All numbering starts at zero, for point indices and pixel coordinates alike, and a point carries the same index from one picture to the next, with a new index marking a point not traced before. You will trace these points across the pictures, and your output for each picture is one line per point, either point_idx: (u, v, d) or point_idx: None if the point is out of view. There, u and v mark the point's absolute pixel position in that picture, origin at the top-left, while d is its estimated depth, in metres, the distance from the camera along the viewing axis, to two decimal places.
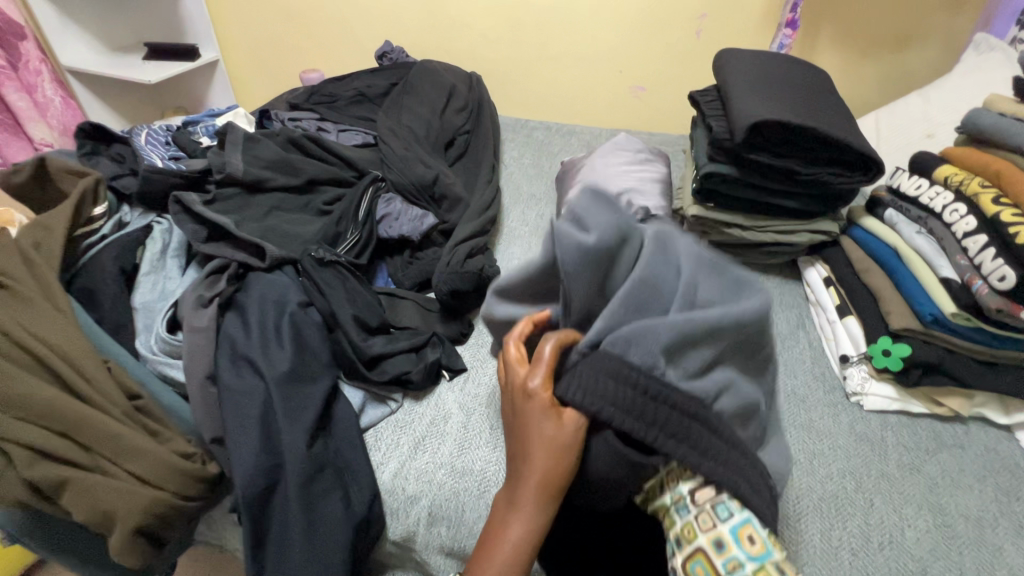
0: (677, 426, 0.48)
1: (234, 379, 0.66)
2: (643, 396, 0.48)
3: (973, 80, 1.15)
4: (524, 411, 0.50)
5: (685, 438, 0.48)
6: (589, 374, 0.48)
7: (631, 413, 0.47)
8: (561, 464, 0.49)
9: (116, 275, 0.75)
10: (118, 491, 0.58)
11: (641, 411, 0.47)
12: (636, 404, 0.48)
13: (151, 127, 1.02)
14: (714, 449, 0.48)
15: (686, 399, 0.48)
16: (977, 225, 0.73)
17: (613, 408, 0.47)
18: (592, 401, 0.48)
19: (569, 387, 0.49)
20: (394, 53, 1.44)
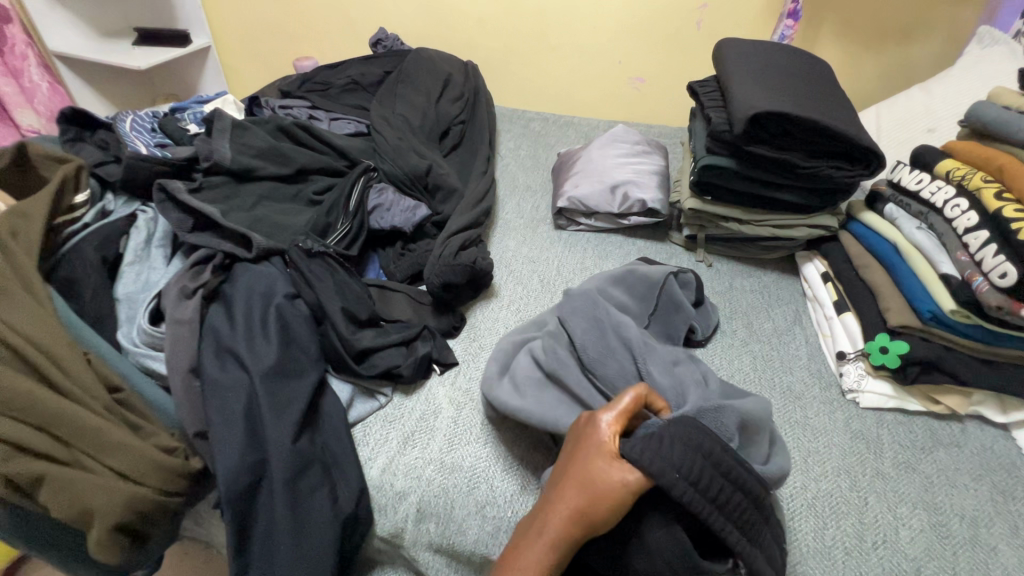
0: (736, 512, 0.50)
1: (219, 372, 0.65)
2: (713, 475, 0.50)
3: (977, 73, 1.13)
4: (587, 446, 0.52)
5: (736, 524, 0.50)
6: (673, 447, 0.49)
7: (695, 485, 0.49)
8: (607, 510, 0.48)
9: (98, 265, 0.73)
10: (96, 487, 0.56)
11: (703, 485, 0.49)
12: (706, 482, 0.49)
13: (137, 114, 0.99)
14: (751, 547, 0.50)
15: (750, 487, 0.51)
16: (978, 221, 0.72)
17: (681, 480, 0.48)
18: (664, 468, 0.48)
19: (645, 450, 0.49)
20: (389, 41, 1.42)
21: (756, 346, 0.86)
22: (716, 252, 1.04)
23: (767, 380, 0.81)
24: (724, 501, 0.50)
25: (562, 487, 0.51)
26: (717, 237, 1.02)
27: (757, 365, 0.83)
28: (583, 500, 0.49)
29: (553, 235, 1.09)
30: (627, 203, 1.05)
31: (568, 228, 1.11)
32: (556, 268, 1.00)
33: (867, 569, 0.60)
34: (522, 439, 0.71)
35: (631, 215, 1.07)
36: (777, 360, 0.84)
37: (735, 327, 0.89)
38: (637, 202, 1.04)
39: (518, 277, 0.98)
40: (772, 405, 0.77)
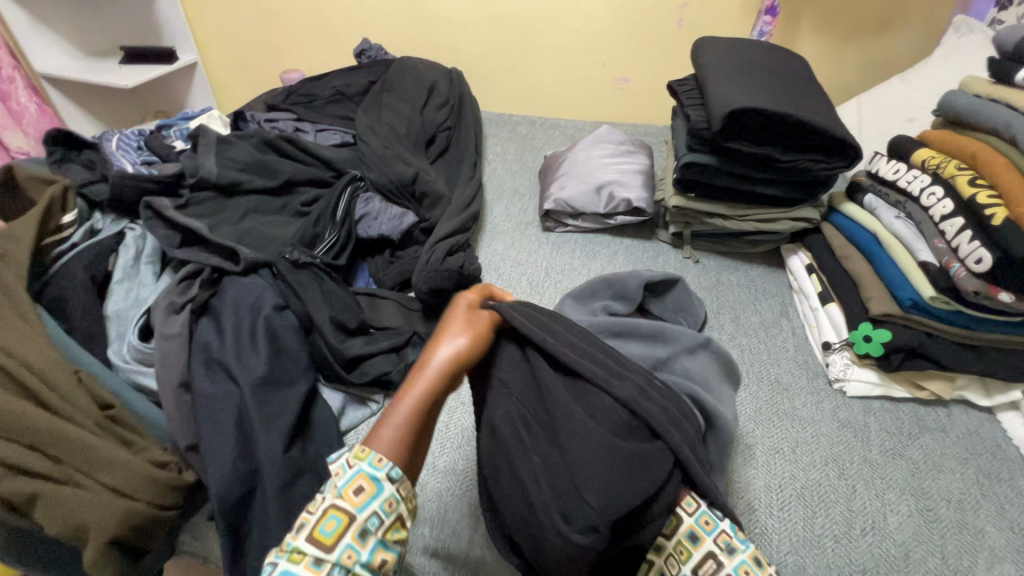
0: (637, 390, 0.51)
1: (209, 385, 0.66)
2: (601, 351, 0.55)
3: (953, 62, 1.15)
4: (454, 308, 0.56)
5: (615, 378, 0.52)
6: (535, 311, 0.57)
7: (575, 347, 0.53)
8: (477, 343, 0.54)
9: (87, 284, 0.73)
10: (93, 502, 0.57)
11: (584, 349, 0.54)
12: (610, 365, 0.53)
13: (123, 132, 1.00)
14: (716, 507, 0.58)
15: (655, 382, 0.54)
16: (954, 208, 0.73)
17: (547, 331, 0.54)
18: (524, 316, 0.55)
19: (509, 307, 0.56)
20: (372, 51, 1.43)
21: (744, 340, 0.87)
22: (701, 247, 1.05)
23: (754, 371, 0.81)
24: (613, 369, 0.52)
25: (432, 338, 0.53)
26: (703, 233, 1.03)
27: (744, 358, 0.84)
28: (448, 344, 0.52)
29: (541, 237, 1.10)
30: (612, 202, 1.06)
31: (556, 230, 1.12)
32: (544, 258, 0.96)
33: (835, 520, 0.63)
34: None
35: (616, 214, 1.08)
36: (764, 353, 0.85)
37: (722, 322, 0.90)
38: (621, 201, 1.05)
39: (506, 280, 0.99)
40: (759, 397, 0.78)
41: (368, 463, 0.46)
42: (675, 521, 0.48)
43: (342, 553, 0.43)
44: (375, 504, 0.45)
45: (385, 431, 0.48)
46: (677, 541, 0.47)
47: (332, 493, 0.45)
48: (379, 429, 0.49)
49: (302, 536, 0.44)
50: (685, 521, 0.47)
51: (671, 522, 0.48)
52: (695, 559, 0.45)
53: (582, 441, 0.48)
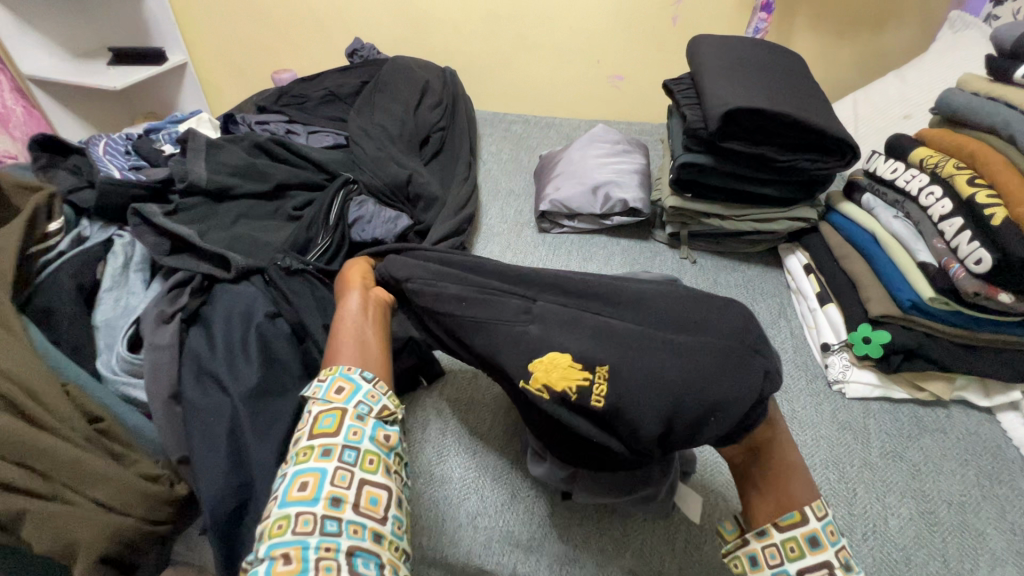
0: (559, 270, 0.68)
1: (200, 397, 0.64)
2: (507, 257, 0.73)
3: (948, 58, 1.15)
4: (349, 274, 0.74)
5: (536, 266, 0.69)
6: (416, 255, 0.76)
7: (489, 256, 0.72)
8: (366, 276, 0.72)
9: (74, 294, 0.72)
10: (81, 519, 0.56)
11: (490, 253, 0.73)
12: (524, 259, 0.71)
13: (110, 137, 0.98)
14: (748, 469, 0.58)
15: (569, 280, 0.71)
16: (953, 208, 0.72)
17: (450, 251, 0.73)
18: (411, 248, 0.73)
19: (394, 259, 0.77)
20: (365, 51, 1.41)
21: None
22: (699, 248, 1.05)
23: None
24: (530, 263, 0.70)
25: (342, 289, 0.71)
26: (700, 234, 1.02)
27: None
28: (356, 278, 0.71)
29: (537, 239, 1.09)
30: (608, 203, 1.05)
31: (552, 231, 1.11)
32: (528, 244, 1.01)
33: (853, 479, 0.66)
34: (511, 447, 0.72)
35: (613, 215, 1.07)
36: None
37: None
38: (618, 202, 1.04)
39: None
40: None
41: (339, 369, 0.56)
42: (798, 520, 0.50)
43: (347, 431, 0.51)
44: (358, 396, 0.54)
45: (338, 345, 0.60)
46: (794, 537, 0.49)
47: (319, 404, 0.54)
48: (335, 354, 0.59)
49: (306, 438, 0.52)
50: (809, 524, 0.50)
51: (790, 519, 0.50)
52: (812, 560, 0.48)
53: (553, 309, 0.57)
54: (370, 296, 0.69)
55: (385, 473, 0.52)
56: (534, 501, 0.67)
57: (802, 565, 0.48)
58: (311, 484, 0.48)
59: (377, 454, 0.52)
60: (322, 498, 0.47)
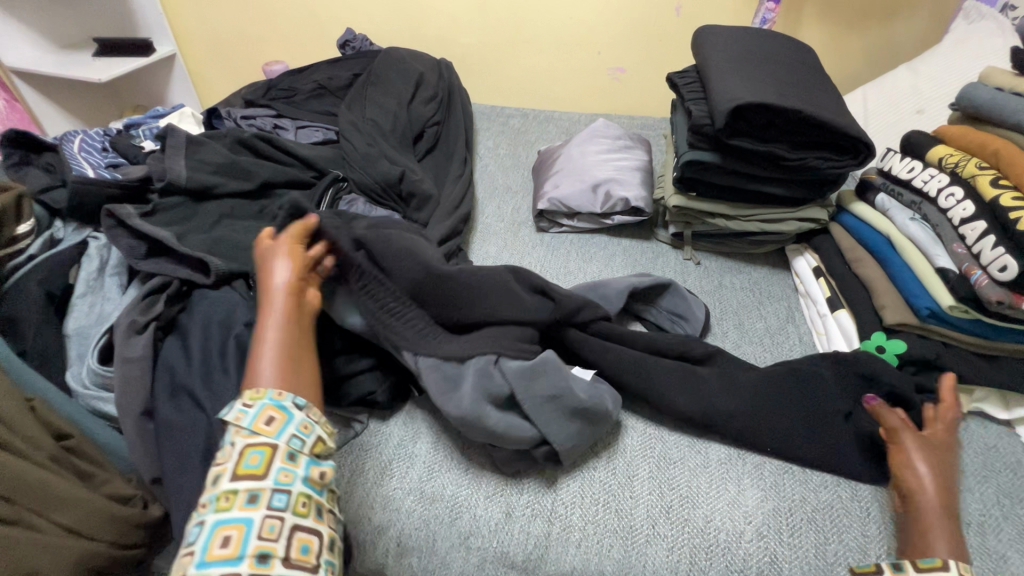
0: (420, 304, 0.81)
1: (174, 413, 0.60)
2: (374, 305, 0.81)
3: (964, 50, 1.10)
4: (270, 254, 0.63)
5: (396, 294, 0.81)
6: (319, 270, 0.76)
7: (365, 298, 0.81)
8: (296, 258, 0.62)
9: (43, 301, 0.68)
10: (43, 546, 0.51)
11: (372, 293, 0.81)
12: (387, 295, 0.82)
13: (87, 132, 0.94)
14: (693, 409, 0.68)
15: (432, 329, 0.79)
16: (975, 211, 0.68)
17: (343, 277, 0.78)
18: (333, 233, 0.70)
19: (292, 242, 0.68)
20: (357, 42, 1.36)
21: (749, 348, 0.82)
22: (703, 249, 1.01)
23: None
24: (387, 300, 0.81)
25: (261, 283, 0.60)
26: (704, 234, 0.98)
27: None
28: (276, 270, 0.60)
29: (535, 238, 1.05)
30: (610, 201, 1.01)
31: (550, 230, 1.07)
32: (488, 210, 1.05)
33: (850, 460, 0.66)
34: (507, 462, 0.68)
35: (614, 214, 1.03)
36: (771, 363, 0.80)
37: (726, 329, 0.85)
38: (619, 200, 1.00)
39: None
40: None
41: (268, 398, 0.50)
42: (939, 565, 0.50)
43: (278, 474, 0.47)
44: (291, 428, 0.49)
45: (261, 356, 0.53)
46: None
47: (244, 436, 0.47)
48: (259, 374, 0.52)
49: (225, 482, 0.46)
50: (950, 572, 0.49)
51: (932, 563, 0.50)
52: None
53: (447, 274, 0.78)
54: (298, 288, 0.60)
55: (316, 516, 0.48)
56: (530, 520, 0.63)
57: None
58: (234, 539, 0.43)
59: (309, 494, 0.48)
60: (248, 556, 0.42)
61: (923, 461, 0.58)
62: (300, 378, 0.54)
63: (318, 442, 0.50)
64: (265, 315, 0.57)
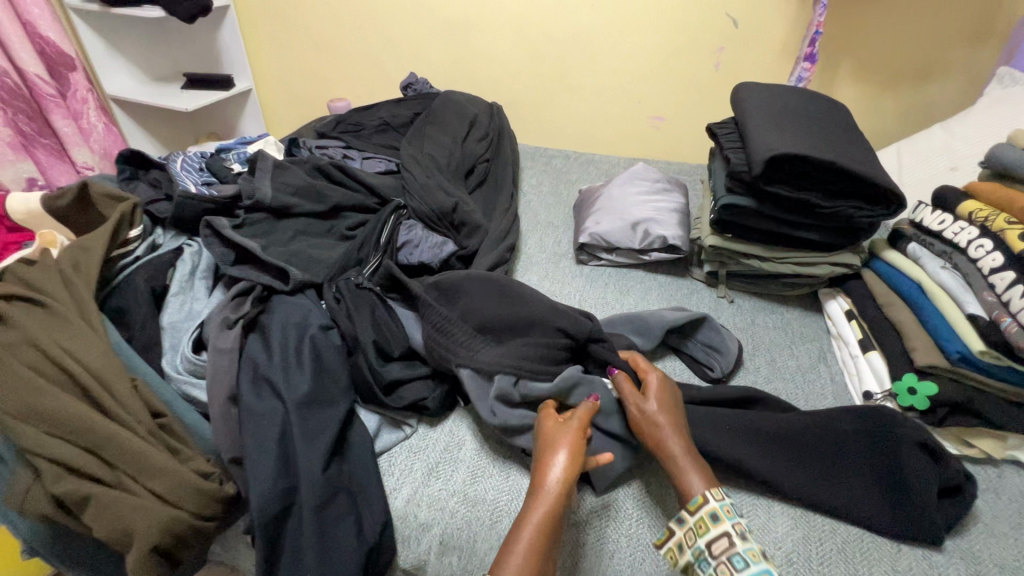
0: None
1: (255, 400, 0.68)
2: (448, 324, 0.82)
3: (997, 113, 1.14)
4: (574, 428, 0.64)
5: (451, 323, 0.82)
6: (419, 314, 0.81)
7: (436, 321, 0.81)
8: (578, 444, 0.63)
9: (147, 295, 0.77)
10: (137, 508, 0.59)
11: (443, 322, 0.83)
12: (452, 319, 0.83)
13: (187, 154, 1.06)
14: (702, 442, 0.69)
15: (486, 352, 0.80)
16: (1004, 261, 0.72)
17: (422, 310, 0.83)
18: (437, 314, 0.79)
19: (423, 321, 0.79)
20: (418, 85, 1.49)
21: (781, 383, 0.86)
22: (737, 288, 1.05)
23: None
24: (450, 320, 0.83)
25: (542, 459, 0.62)
26: (738, 274, 1.03)
27: None
28: (559, 454, 0.61)
29: (575, 270, 1.12)
30: (648, 239, 1.07)
31: (590, 263, 1.13)
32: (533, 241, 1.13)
33: (874, 498, 0.67)
34: None
35: (651, 250, 1.09)
36: (801, 399, 0.83)
37: (758, 364, 0.89)
38: (657, 238, 1.06)
39: None
40: None
41: None
42: (701, 503, 0.59)
43: None
44: None
45: (512, 549, 0.55)
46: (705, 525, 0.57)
47: None
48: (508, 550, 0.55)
49: None
50: (710, 504, 0.58)
51: (696, 502, 0.59)
52: (714, 534, 0.56)
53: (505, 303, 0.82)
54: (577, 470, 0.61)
55: None
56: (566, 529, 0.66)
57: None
58: None
59: None
60: None
61: (653, 414, 0.67)
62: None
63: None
64: (536, 498, 0.59)
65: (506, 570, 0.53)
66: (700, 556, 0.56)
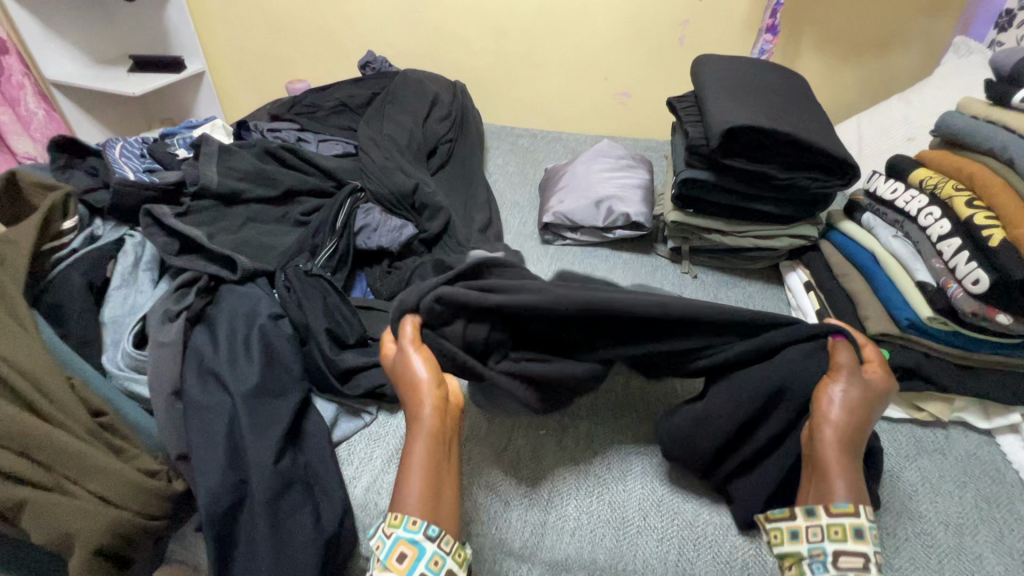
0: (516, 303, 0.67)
1: (202, 394, 0.65)
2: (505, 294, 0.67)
3: (952, 83, 1.15)
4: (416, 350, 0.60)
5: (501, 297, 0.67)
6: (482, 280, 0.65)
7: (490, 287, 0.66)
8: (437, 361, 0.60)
9: (84, 290, 0.74)
10: (77, 510, 0.57)
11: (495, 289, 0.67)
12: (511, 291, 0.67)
13: (127, 140, 1.01)
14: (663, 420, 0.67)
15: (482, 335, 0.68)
16: (951, 229, 0.73)
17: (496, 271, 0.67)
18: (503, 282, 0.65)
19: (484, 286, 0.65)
20: (377, 64, 1.44)
21: None
22: (700, 263, 1.05)
23: None
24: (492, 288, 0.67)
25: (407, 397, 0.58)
26: (701, 249, 1.03)
27: None
28: (420, 376, 0.58)
29: (539, 250, 1.11)
30: (611, 216, 1.06)
31: (555, 242, 1.12)
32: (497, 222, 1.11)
33: None
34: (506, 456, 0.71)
35: (615, 228, 1.08)
36: None
37: None
38: (620, 215, 1.05)
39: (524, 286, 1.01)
40: None
41: (403, 527, 0.50)
42: (850, 511, 0.52)
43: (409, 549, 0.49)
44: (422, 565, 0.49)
45: (407, 484, 0.52)
46: (842, 524, 0.51)
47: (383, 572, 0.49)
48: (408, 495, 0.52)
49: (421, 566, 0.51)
50: (859, 518, 0.51)
51: (842, 508, 0.52)
52: (852, 548, 0.50)
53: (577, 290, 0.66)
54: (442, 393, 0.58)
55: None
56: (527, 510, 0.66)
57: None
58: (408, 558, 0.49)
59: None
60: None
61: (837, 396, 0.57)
62: (441, 499, 0.53)
63: (456, 551, 0.51)
64: (414, 438, 0.55)
65: (409, 506, 0.51)
66: (817, 557, 0.51)
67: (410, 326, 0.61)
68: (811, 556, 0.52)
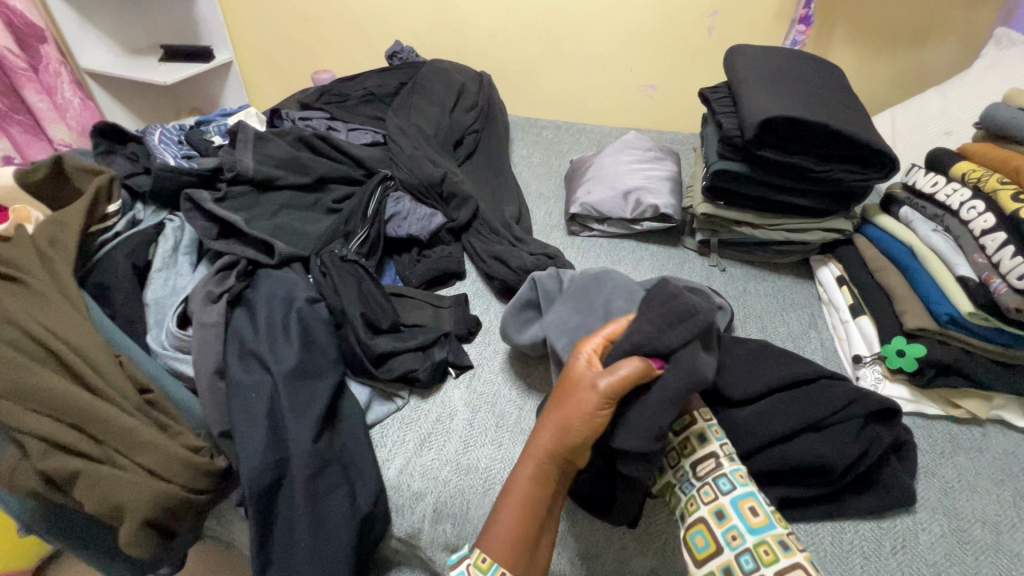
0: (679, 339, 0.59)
1: (243, 374, 0.67)
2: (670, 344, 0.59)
3: (993, 75, 1.12)
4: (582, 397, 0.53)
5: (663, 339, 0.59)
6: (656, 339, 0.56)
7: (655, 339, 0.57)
8: (600, 422, 0.52)
9: (129, 271, 0.76)
10: (127, 483, 0.59)
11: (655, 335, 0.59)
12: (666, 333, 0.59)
13: (165, 127, 1.03)
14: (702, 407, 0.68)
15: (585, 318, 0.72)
16: (995, 222, 0.72)
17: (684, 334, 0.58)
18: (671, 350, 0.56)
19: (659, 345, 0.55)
20: (404, 54, 1.45)
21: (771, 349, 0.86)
22: (729, 257, 1.05)
23: None
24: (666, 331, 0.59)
25: (546, 435, 0.54)
26: (730, 242, 1.02)
27: None
28: (575, 433, 0.53)
29: (566, 240, 1.11)
30: (639, 208, 1.05)
31: (581, 233, 1.12)
32: (524, 212, 1.11)
33: None
34: None
35: (643, 220, 1.08)
36: None
37: (749, 331, 0.89)
38: (649, 207, 1.05)
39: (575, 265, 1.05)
40: None
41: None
42: (688, 421, 0.59)
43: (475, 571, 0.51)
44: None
45: (502, 531, 0.52)
46: (687, 437, 0.58)
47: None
48: (494, 533, 0.52)
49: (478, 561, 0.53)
50: (698, 423, 0.58)
51: (684, 423, 0.59)
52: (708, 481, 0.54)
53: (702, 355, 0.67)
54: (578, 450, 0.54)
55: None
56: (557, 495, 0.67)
57: (777, 569, 0.47)
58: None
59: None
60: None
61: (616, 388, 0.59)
62: (531, 556, 0.53)
63: None
64: (526, 478, 0.54)
65: (493, 552, 0.51)
66: (683, 477, 0.56)
67: (624, 373, 0.52)
68: (679, 481, 0.57)
